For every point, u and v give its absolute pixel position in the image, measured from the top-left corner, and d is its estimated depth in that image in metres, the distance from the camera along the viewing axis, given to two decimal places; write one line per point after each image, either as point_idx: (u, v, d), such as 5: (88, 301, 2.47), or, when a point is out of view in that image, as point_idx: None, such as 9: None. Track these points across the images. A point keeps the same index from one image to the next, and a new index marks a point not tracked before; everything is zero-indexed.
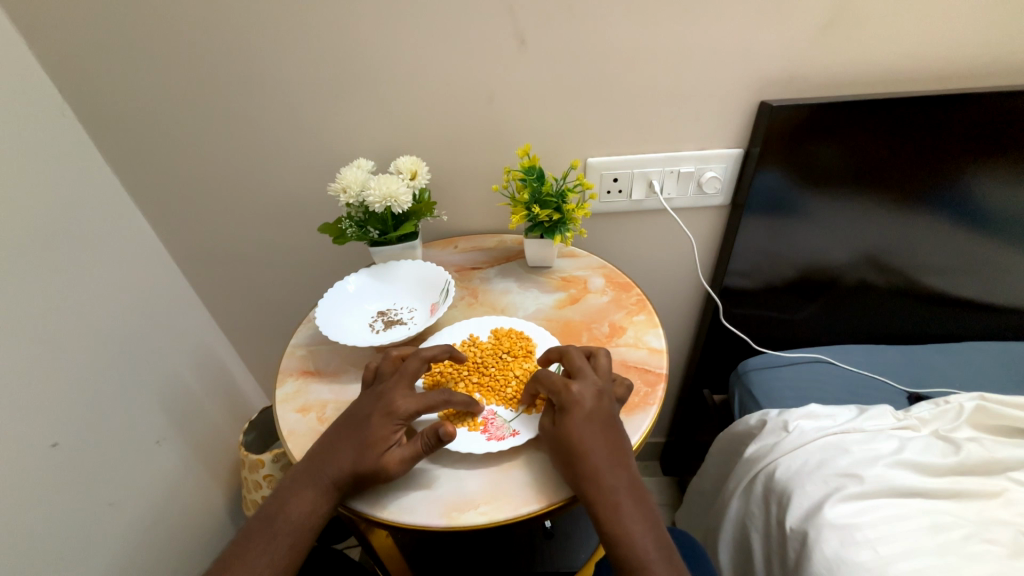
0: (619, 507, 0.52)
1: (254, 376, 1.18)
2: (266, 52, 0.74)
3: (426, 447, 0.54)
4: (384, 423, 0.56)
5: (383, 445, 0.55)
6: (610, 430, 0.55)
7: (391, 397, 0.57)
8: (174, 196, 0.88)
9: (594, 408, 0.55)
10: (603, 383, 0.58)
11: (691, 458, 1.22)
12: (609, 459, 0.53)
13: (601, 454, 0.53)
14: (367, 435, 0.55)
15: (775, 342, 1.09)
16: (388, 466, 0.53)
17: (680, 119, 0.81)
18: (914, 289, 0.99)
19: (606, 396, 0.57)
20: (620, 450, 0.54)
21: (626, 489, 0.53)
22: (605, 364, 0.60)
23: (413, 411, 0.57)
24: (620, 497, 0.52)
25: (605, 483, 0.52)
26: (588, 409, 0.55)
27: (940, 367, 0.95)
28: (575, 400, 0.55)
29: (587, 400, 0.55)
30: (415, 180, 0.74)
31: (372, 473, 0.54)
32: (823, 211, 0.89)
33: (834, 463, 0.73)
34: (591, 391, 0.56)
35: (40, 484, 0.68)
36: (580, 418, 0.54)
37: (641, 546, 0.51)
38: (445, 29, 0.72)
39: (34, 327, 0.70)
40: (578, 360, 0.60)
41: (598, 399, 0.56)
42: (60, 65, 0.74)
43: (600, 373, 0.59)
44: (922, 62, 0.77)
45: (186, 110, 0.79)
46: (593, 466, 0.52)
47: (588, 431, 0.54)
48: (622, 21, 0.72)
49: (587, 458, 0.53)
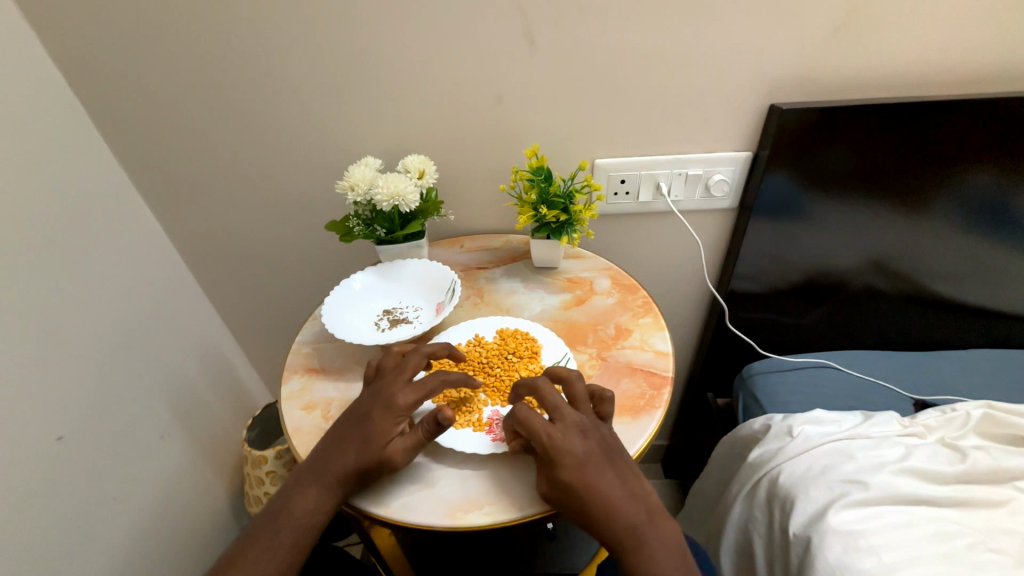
0: (643, 542, 0.51)
1: (258, 372, 1.19)
2: (276, 49, 0.74)
3: (431, 435, 0.56)
4: (386, 417, 0.56)
5: (387, 438, 0.55)
6: (612, 464, 0.54)
7: (391, 392, 0.57)
8: (181, 191, 0.88)
9: (586, 447, 0.53)
10: (584, 416, 0.56)
11: (694, 460, 1.21)
12: (623, 495, 0.52)
13: (613, 493, 0.52)
14: (369, 431, 0.55)
15: (780, 347, 1.09)
16: (393, 456, 0.54)
17: (689, 121, 0.81)
18: (921, 296, 0.99)
19: (591, 430, 0.55)
20: (632, 483, 0.53)
21: (647, 521, 0.52)
22: (581, 391, 0.58)
23: (414, 403, 0.57)
24: (643, 532, 0.52)
25: (624, 522, 0.51)
26: (581, 450, 0.53)
27: (947, 374, 0.95)
28: (565, 444, 0.53)
29: (575, 441, 0.53)
30: (423, 179, 0.74)
31: (378, 465, 0.54)
32: (830, 215, 0.88)
33: (839, 469, 0.73)
34: (576, 432, 0.54)
35: (47, 477, 0.69)
36: (579, 463, 0.52)
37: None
38: (455, 28, 0.72)
39: (42, 321, 0.70)
40: (551, 396, 0.56)
41: (585, 437, 0.54)
42: (71, 60, 0.74)
43: (575, 405, 0.57)
44: (935, 66, 0.76)
45: (194, 106, 0.79)
46: (608, 507, 0.51)
47: (591, 472, 0.52)
48: (633, 23, 0.72)
49: (597, 501, 0.51)
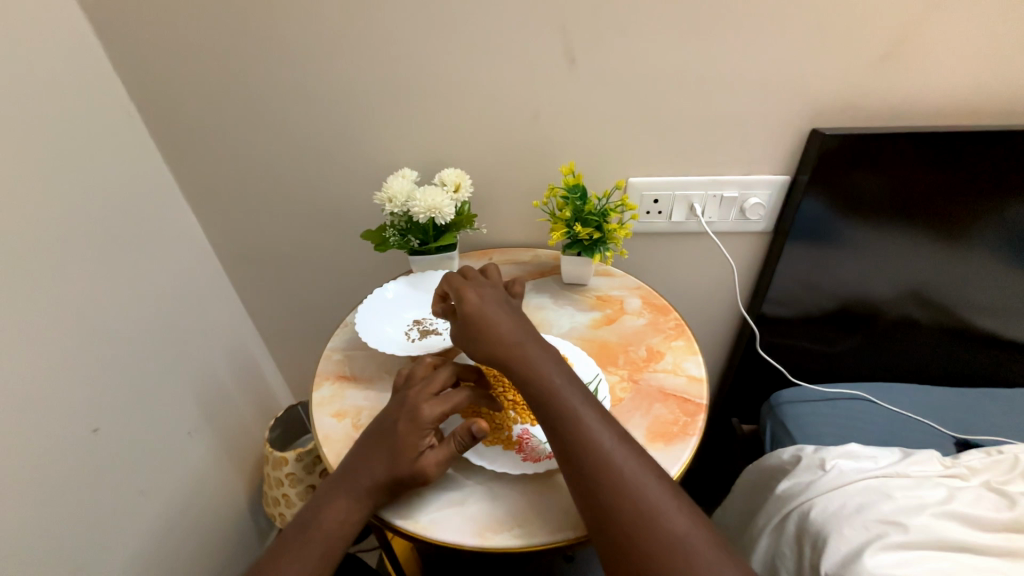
0: (561, 395, 0.53)
1: (283, 373, 1.21)
2: (323, 63, 0.77)
3: (461, 448, 0.55)
4: (412, 430, 0.55)
5: (416, 451, 0.55)
6: (516, 318, 0.60)
7: (418, 405, 0.57)
8: (222, 195, 0.92)
9: (498, 303, 0.60)
10: (496, 287, 0.64)
11: (716, 487, 1.18)
12: (532, 348, 0.57)
13: (523, 343, 0.57)
14: (398, 444, 0.55)
15: (811, 375, 1.06)
16: (424, 471, 0.54)
17: (727, 143, 0.80)
18: (964, 329, 0.95)
19: (501, 296, 0.62)
20: (541, 341, 0.58)
21: (563, 379, 0.55)
22: (495, 272, 0.66)
23: (440, 415, 0.57)
24: (562, 391, 0.54)
25: (537, 374, 0.55)
26: (486, 295, 0.61)
27: (993, 413, 0.90)
28: (473, 295, 0.60)
29: (483, 295, 0.61)
30: (459, 193, 0.75)
31: (410, 478, 0.54)
32: (869, 242, 0.86)
33: (876, 508, 0.70)
34: (484, 291, 0.61)
35: (82, 467, 0.71)
36: (489, 311, 0.59)
37: (595, 431, 0.51)
38: (496, 46, 0.74)
39: (87, 316, 0.73)
40: (469, 271, 0.65)
41: (493, 296, 0.61)
42: (132, 70, 0.79)
43: (490, 279, 0.65)
44: (987, 95, 0.74)
45: (241, 115, 0.83)
46: (517, 356, 0.56)
47: (506, 323, 0.58)
48: (673, 46, 0.72)
49: (506, 347, 0.56)
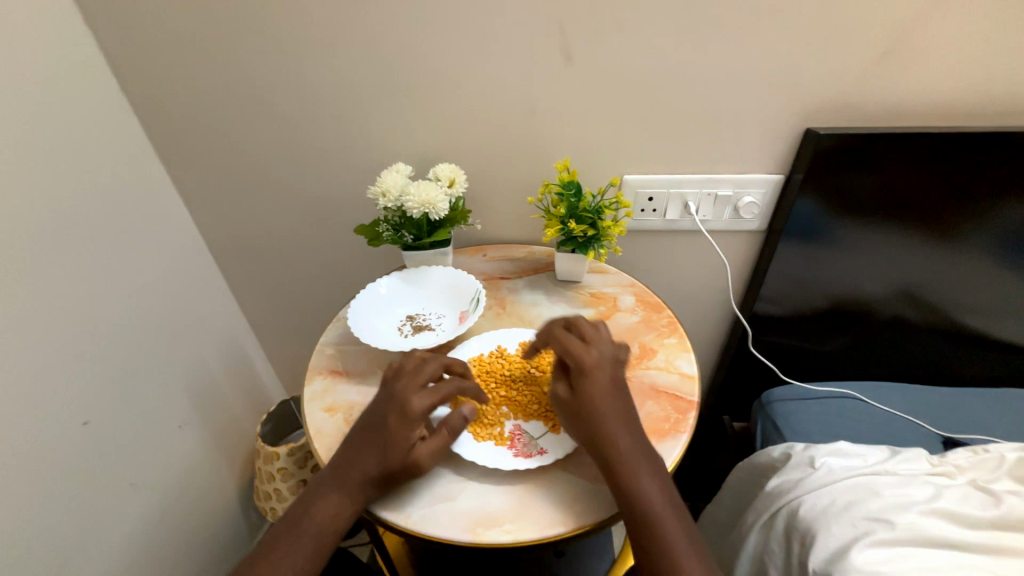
0: (636, 470, 0.53)
1: (275, 367, 1.20)
2: (317, 55, 0.76)
3: (453, 436, 0.56)
4: (402, 423, 0.56)
5: (407, 444, 0.55)
6: (623, 403, 0.56)
7: (407, 398, 0.57)
8: (215, 188, 0.91)
9: (610, 373, 0.57)
10: (615, 350, 0.60)
11: (707, 484, 1.19)
12: (622, 421, 0.55)
13: (617, 416, 0.54)
14: (389, 437, 0.55)
15: (802, 373, 1.06)
16: (418, 462, 0.55)
17: (722, 142, 0.80)
18: (953, 329, 0.96)
19: (616, 364, 0.58)
20: (634, 417, 0.56)
21: (641, 454, 0.54)
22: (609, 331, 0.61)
23: (430, 406, 0.57)
24: (637, 466, 0.53)
25: (619, 447, 0.53)
26: (608, 375, 0.57)
27: (980, 412, 0.91)
28: (594, 362, 0.57)
29: (605, 364, 0.57)
30: (453, 188, 0.75)
31: (403, 469, 0.55)
32: (862, 242, 0.86)
33: (864, 505, 0.70)
34: (607, 357, 0.58)
35: (70, 460, 0.70)
36: (597, 381, 0.56)
37: (663, 510, 0.51)
38: (493, 40, 0.73)
39: (76, 308, 0.72)
40: (590, 327, 0.60)
41: (613, 364, 0.58)
42: (122, 58, 0.78)
43: (604, 341, 0.60)
44: (980, 96, 0.75)
45: (233, 106, 0.82)
46: (605, 427, 0.54)
47: (611, 396, 0.55)
48: (669, 42, 0.72)
49: (602, 419, 0.54)
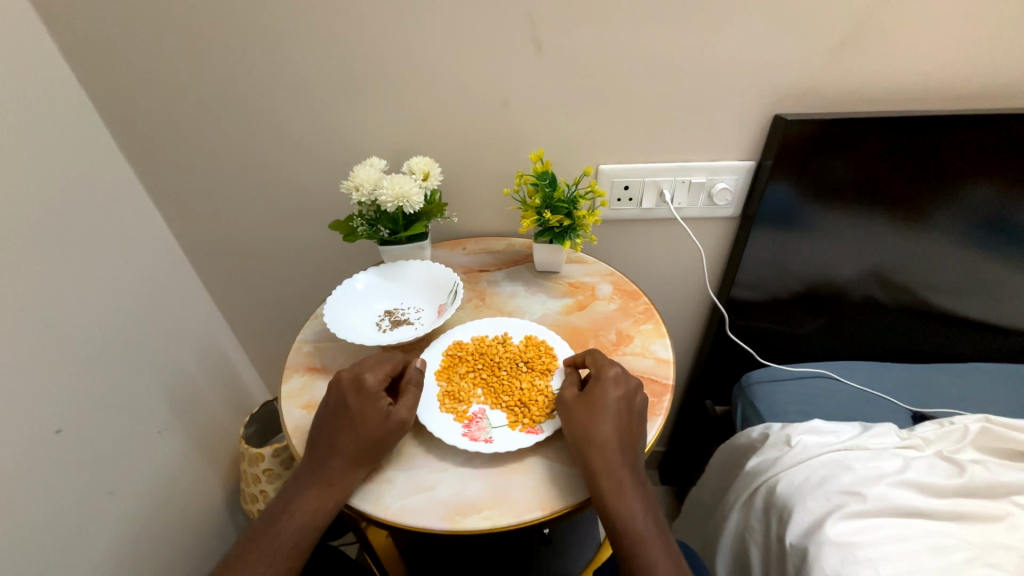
0: (621, 483, 0.54)
1: (257, 369, 1.19)
2: (284, 49, 0.75)
3: (419, 388, 0.61)
4: (365, 398, 0.58)
5: (381, 411, 0.57)
6: (630, 420, 0.58)
7: (359, 377, 0.59)
8: (186, 188, 0.89)
9: (620, 392, 0.58)
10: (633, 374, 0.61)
11: (692, 467, 1.22)
12: (618, 436, 0.56)
13: (614, 433, 0.56)
14: (357, 417, 0.56)
15: (779, 355, 1.09)
16: (392, 424, 0.56)
17: (694, 130, 0.81)
18: (921, 308, 0.99)
19: (632, 387, 0.59)
20: (631, 437, 0.57)
21: (629, 472, 0.55)
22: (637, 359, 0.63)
23: (383, 377, 0.60)
24: (623, 480, 0.54)
25: (609, 461, 0.54)
26: (623, 390, 0.59)
27: (946, 387, 0.95)
28: (608, 377, 0.59)
29: (619, 382, 0.59)
30: (428, 181, 0.74)
31: (385, 434, 0.56)
32: (831, 225, 0.88)
33: (837, 480, 0.73)
34: (620, 376, 0.60)
35: (44, 470, 0.68)
36: (606, 394, 0.58)
37: (640, 522, 0.54)
38: (463, 32, 0.73)
39: (44, 315, 0.70)
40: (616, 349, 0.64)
41: (627, 385, 0.59)
42: (80, 55, 0.75)
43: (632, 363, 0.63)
44: (939, 80, 0.77)
45: (200, 103, 0.80)
46: (600, 439, 0.55)
47: (613, 412, 0.57)
48: (640, 31, 0.72)
49: (600, 432, 0.56)
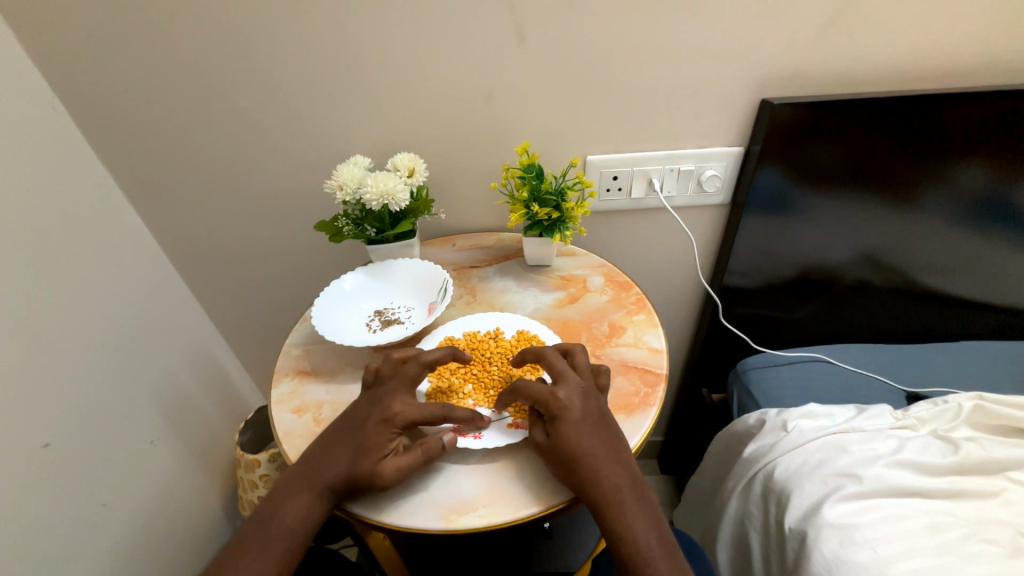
0: (620, 504, 0.53)
1: (249, 374, 1.17)
2: (259, 46, 0.73)
3: (425, 459, 0.54)
4: (380, 431, 0.55)
5: (380, 455, 0.54)
6: (605, 431, 0.55)
7: (389, 404, 0.57)
8: (168, 193, 0.87)
9: (584, 409, 0.55)
10: (586, 382, 0.58)
11: (690, 456, 1.22)
12: (608, 456, 0.53)
13: (601, 455, 0.53)
14: (364, 440, 0.55)
15: (775, 342, 1.09)
16: (383, 475, 0.53)
17: (681, 117, 0.81)
18: (912, 288, 0.99)
19: (591, 394, 0.57)
20: (620, 452, 0.55)
21: (627, 486, 0.53)
22: (584, 360, 0.60)
23: (410, 421, 0.56)
24: (622, 497, 0.53)
25: (606, 483, 0.52)
26: (580, 409, 0.55)
27: (938, 366, 0.95)
28: (564, 404, 0.55)
29: (575, 402, 0.55)
30: (413, 177, 0.73)
31: (367, 479, 0.53)
32: (822, 209, 0.88)
33: (834, 462, 0.73)
34: (577, 393, 0.56)
35: (33, 484, 0.67)
36: (574, 422, 0.54)
37: (644, 542, 0.52)
38: (444, 24, 0.71)
39: (26, 326, 0.69)
40: (558, 363, 0.59)
41: (586, 399, 0.56)
42: (48, 57, 0.72)
43: (580, 373, 0.59)
44: (925, 59, 0.76)
45: (176, 104, 0.77)
46: (593, 468, 0.52)
47: (587, 433, 0.54)
48: (623, 19, 0.71)
49: (585, 464, 0.52)
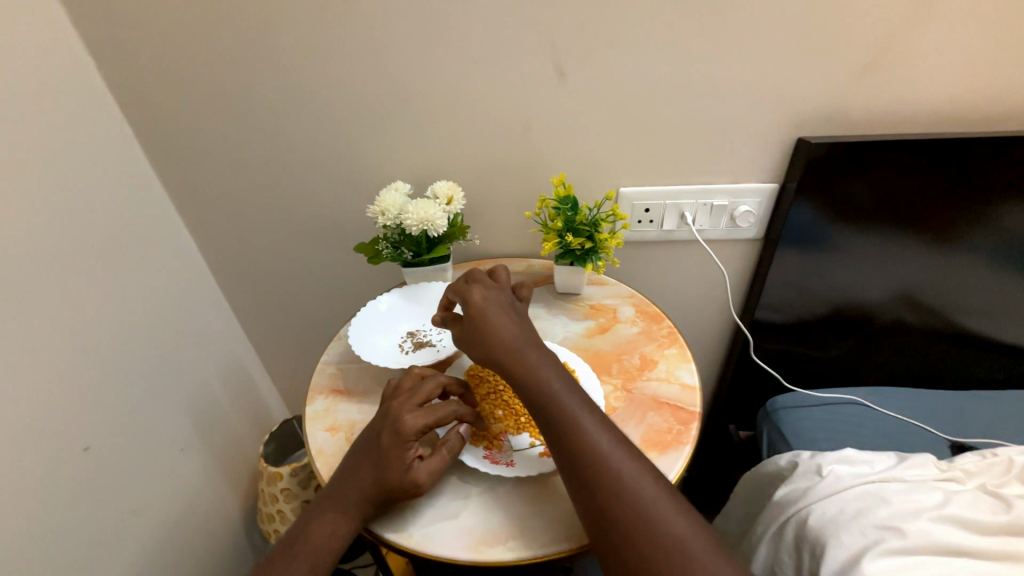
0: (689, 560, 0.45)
1: (277, 387, 1.20)
2: (313, 78, 0.78)
3: (451, 456, 0.57)
4: (397, 444, 0.55)
5: (403, 466, 0.54)
6: (649, 471, 0.51)
7: (400, 416, 0.57)
8: (216, 210, 0.92)
9: (617, 444, 0.52)
10: (502, 289, 0.64)
11: (716, 495, 1.18)
12: (661, 500, 0.49)
13: (650, 496, 0.49)
14: (383, 455, 0.55)
15: (807, 379, 1.06)
16: (413, 482, 0.54)
17: (715, 153, 0.82)
18: (954, 331, 0.96)
19: (505, 298, 0.62)
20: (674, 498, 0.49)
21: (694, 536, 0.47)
22: (504, 275, 0.66)
23: (424, 428, 0.56)
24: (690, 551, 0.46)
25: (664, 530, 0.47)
26: (495, 307, 0.60)
27: (985, 415, 0.91)
28: (595, 440, 0.51)
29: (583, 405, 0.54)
30: (451, 206, 0.75)
31: (397, 490, 0.54)
32: (858, 248, 0.87)
33: (874, 513, 0.69)
34: (604, 430, 0.53)
35: (71, 484, 0.69)
36: (609, 457, 0.50)
37: None
38: (488, 60, 0.75)
39: (79, 331, 0.73)
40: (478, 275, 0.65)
41: (615, 435, 0.53)
42: (122, 85, 0.79)
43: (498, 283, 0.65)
44: (969, 103, 0.76)
45: (232, 129, 0.83)
46: (641, 509, 0.48)
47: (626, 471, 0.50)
48: (662, 59, 0.73)
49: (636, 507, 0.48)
